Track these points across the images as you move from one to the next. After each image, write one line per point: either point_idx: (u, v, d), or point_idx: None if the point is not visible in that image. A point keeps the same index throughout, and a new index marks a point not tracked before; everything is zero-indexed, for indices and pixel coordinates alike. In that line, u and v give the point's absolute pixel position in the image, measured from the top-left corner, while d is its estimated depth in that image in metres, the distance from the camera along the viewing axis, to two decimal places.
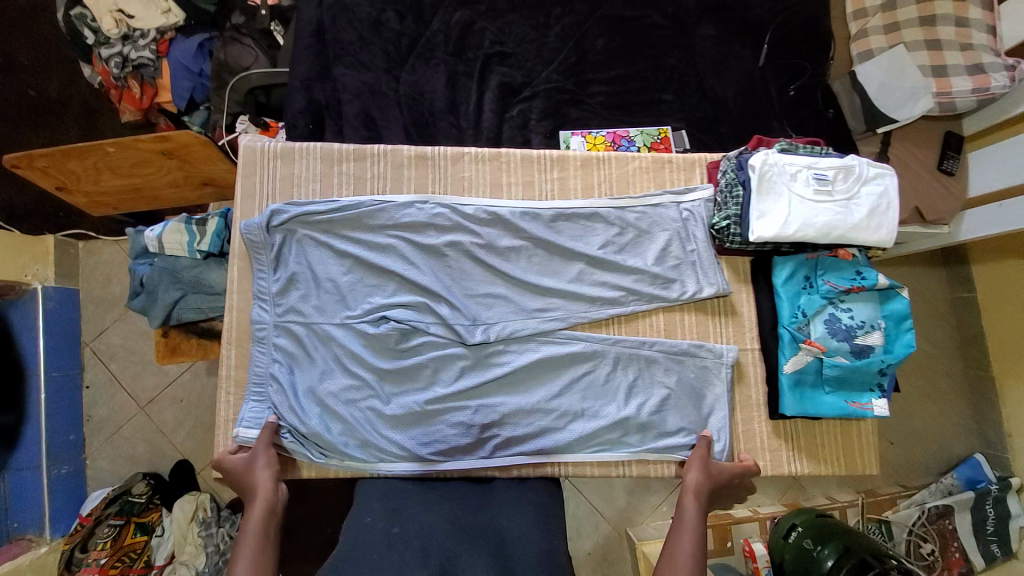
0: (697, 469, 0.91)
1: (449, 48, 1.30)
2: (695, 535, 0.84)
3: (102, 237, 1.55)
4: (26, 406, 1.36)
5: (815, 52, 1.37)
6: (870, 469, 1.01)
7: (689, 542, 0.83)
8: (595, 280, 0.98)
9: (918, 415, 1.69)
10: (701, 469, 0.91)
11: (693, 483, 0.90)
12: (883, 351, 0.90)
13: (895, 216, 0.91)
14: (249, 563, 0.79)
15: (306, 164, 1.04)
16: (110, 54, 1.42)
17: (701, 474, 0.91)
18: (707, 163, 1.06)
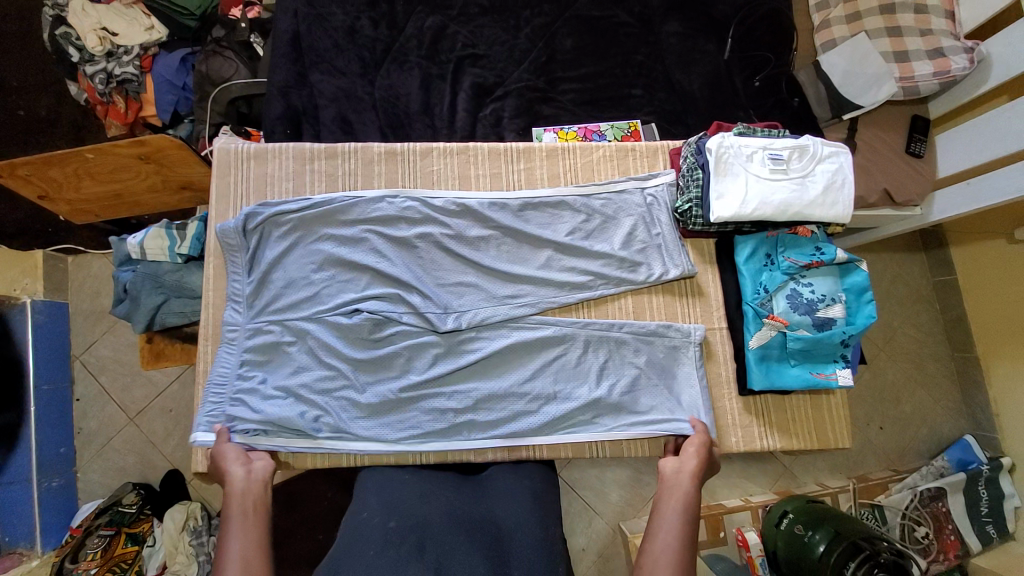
0: (696, 461, 0.92)
1: (422, 52, 1.34)
2: (686, 521, 0.83)
3: (91, 251, 1.57)
4: (26, 405, 1.36)
5: (779, 44, 1.41)
6: (842, 443, 1.05)
7: (678, 524, 0.83)
8: (563, 267, 1.01)
9: (906, 399, 1.69)
10: (699, 461, 0.92)
11: (692, 474, 0.90)
12: (844, 322, 0.95)
13: (850, 192, 0.96)
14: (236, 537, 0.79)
15: (278, 164, 1.08)
16: (95, 71, 1.46)
17: (699, 467, 0.91)
18: (669, 150, 1.12)
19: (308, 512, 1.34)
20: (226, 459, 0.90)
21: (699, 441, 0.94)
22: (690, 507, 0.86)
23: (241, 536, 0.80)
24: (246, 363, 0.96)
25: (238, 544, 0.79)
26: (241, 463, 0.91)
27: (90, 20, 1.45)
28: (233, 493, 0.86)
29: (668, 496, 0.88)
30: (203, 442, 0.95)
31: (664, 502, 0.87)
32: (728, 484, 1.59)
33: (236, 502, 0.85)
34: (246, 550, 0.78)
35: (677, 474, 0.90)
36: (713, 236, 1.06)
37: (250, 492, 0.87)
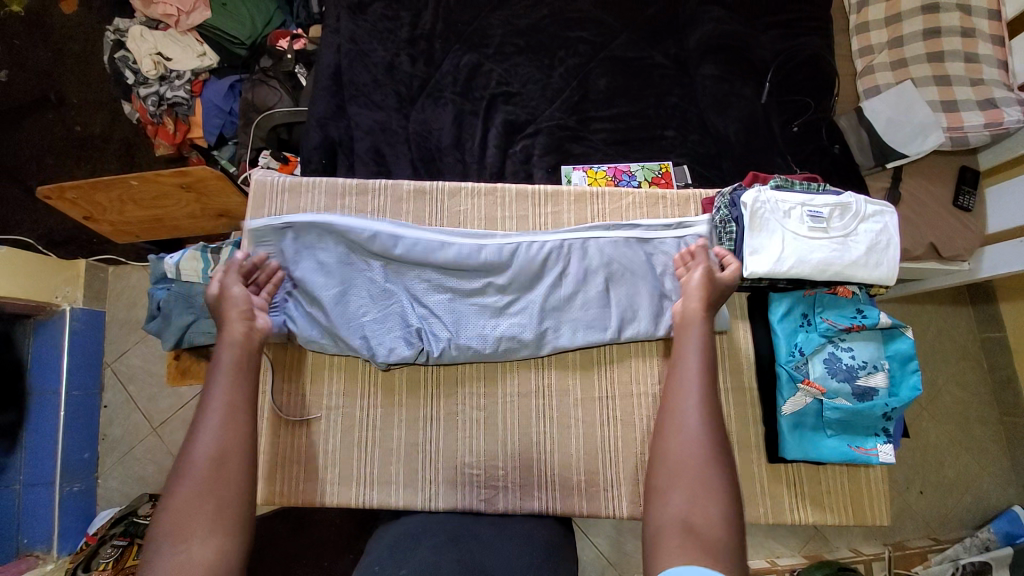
0: (701, 293, 0.88)
1: (457, 88, 1.36)
2: (705, 356, 0.81)
3: (130, 263, 1.63)
4: (26, 403, 1.37)
5: (820, 89, 1.37)
6: (882, 521, 0.98)
7: (697, 361, 0.80)
8: (591, 309, 1.00)
9: (949, 462, 1.56)
10: (705, 294, 0.88)
11: (697, 307, 0.86)
12: (887, 393, 0.90)
13: (895, 253, 0.93)
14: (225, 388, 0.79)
15: (311, 198, 1.10)
16: (148, 93, 1.54)
17: (706, 298, 0.87)
18: (702, 199, 1.10)
19: (318, 536, 1.33)
20: (229, 305, 0.87)
21: (696, 275, 0.89)
22: (706, 340, 0.82)
23: (228, 387, 0.79)
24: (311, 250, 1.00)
25: (224, 395, 0.78)
26: (245, 316, 0.87)
27: (147, 46, 1.54)
28: (228, 343, 0.84)
29: (683, 336, 0.84)
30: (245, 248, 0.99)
31: (680, 343, 0.84)
32: (752, 542, 1.46)
33: (228, 353, 0.83)
34: (232, 401, 0.78)
35: (685, 315, 0.87)
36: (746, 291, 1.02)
37: (246, 349, 0.84)
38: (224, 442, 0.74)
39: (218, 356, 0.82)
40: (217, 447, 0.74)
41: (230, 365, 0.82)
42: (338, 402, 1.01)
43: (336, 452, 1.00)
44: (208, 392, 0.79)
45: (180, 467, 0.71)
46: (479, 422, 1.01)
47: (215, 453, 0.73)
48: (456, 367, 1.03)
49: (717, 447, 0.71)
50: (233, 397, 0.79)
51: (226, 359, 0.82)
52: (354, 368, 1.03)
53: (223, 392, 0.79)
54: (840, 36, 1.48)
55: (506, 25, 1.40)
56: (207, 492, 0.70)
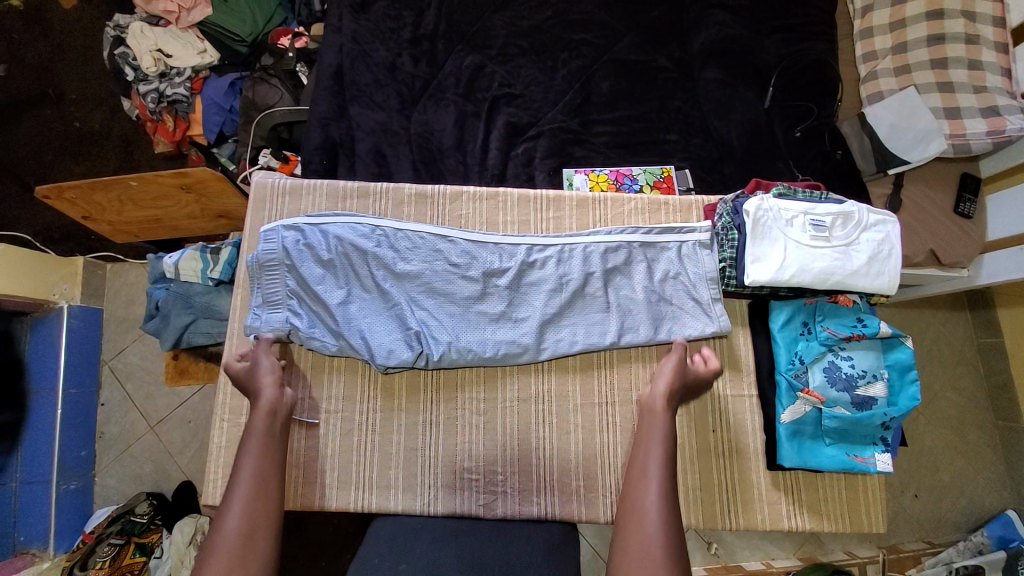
0: (670, 381, 0.94)
1: (459, 89, 1.36)
2: (666, 445, 0.88)
3: (130, 260, 1.63)
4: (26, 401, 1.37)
5: (823, 94, 1.37)
6: (878, 529, 0.99)
7: (659, 452, 0.87)
8: (590, 313, 1.00)
9: (943, 467, 1.57)
10: (674, 383, 0.94)
11: (663, 394, 0.92)
12: (886, 403, 0.90)
13: (897, 262, 0.93)
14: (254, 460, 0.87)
15: (312, 200, 1.10)
16: (148, 90, 1.52)
17: (675, 388, 0.93)
18: (704, 205, 1.10)
19: (315, 536, 1.34)
20: (261, 373, 0.94)
21: (668, 364, 0.95)
22: (668, 429, 0.90)
23: (258, 458, 0.87)
24: (316, 256, 0.99)
25: (254, 467, 0.86)
26: (275, 383, 0.95)
27: (147, 42, 1.53)
28: (260, 412, 0.91)
29: (649, 423, 0.92)
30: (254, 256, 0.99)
31: (645, 429, 0.91)
32: (748, 545, 1.47)
33: (260, 423, 0.90)
34: (262, 473, 0.86)
35: (652, 400, 0.93)
36: (747, 298, 1.04)
37: (277, 419, 0.92)
38: (253, 518, 0.82)
39: (251, 428, 0.90)
40: (246, 520, 0.82)
41: (259, 435, 0.90)
42: (336, 406, 1.01)
43: (333, 456, 1.00)
44: (239, 464, 0.87)
45: (212, 539, 0.79)
46: (479, 426, 1.01)
47: (243, 528, 0.81)
48: (456, 371, 1.03)
49: (670, 538, 0.79)
50: (262, 468, 0.87)
51: (256, 429, 0.90)
52: (354, 371, 1.03)
53: (252, 462, 0.87)
54: (844, 41, 1.47)
55: (509, 26, 1.40)
56: (236, 567, 0.77)
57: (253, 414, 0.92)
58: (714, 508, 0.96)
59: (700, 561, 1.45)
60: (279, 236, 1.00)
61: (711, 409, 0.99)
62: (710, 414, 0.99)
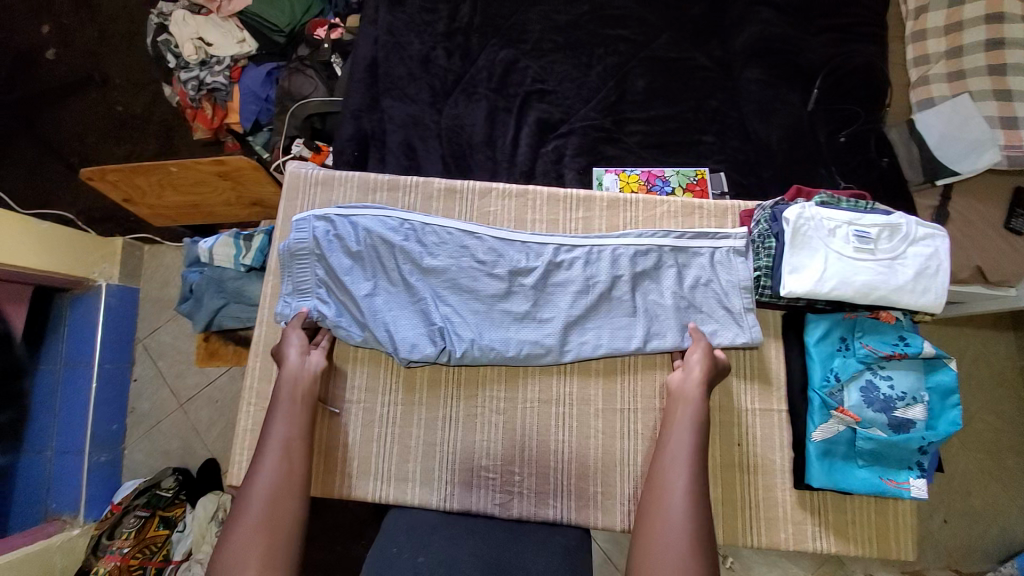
0: (703, 371, 0.92)
1: (491, 84, 1.35)
2: (698, 433, 0.88)
3: (166, 243, 1.68)
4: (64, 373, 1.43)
5: (870, 99, 1.31)
6: (907, 556, 0.95)
7: (691, 440, 0.88)
8: (617, 318, 0.98)
9: (977, 492, 1.49)
10: (706, 373, 0.92)
11: (699, 385, 0.91)
12: (925, 427, 0.86)
13: (945, 279, 0.89)
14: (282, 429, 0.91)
15: (343, 192, 1.11)
16: (189, 78, 1.57)
17: (708, 378, 0.92)
18: (740, 210, 1.07)
19: (331, 520, 1.36)
20: (289, 345, 0.96)
21: (697, 355, 0.93)
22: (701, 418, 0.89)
23: (286, 425, 0.92)
24: (346, 247, 1.00)
25: (282, 434, 0.91)
26: (302, 353, 0.97)
27: (189, 30, 1.56)
28: (285, 382, 0.95)
29: (679, 410, 0.91)
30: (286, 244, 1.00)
31: (677, 417, 0.90)
32: (765, 560, 1.43)
33: (286, 391, 0.94)
34: (289, 440, 0.91)
35: (683, 388, 0.92)
36: (782, 309, 1.00)
37: (303, 386, 0.95)
38: (279, 483, 0.87)
39: (280, 395, 0.94)
40: (274, 483, 0.87)
41: (286, 403, 0.93)
42: (359, 396, 1.02)
43: (354, 446, 1.01)
44: (268, 432, 0.92)
45: (242, 501, 0.85)
46: (498, 424, 1.00)
47: (270, 490, 0.86)
48: (477, 368, 1.03)
49: (698, 528, 0.80)
50: (289, 437, 0.92)
51: (283, 398, 0.94)
52: (378, 363, 1.03)
53: (281, 430, 0.92)
54: (895, 43, 1.39)
55: (545, 20, 1.38)
56: (263, 529, 0.83)
57: (279, 382, 0.95)
58: (736, 523, 0.94)
59: None
60: (310, 226, 1.01)
61: (739, 422, 0.97)
62: (737, 427, 0.97)
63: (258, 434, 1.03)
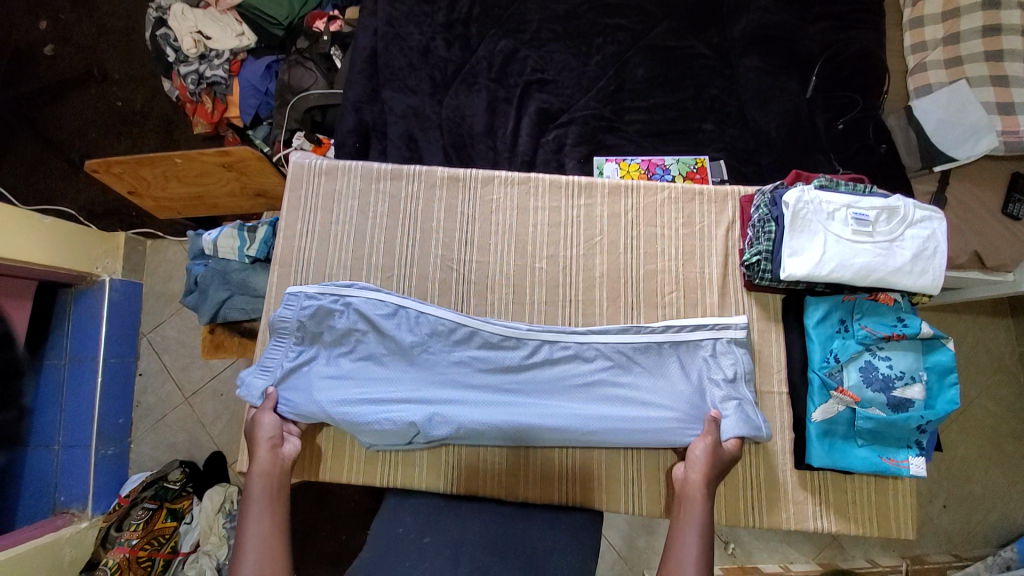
0: (706, 468, 0.90)
1: (491, 74, 1.35)
2: (703, 534, 0.84)
3: (168, 237, 1.68)
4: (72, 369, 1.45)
5: (867, 86, 1.32)
6: (907, 535, 0.97)
7: (697, 542, 0.84)
8: (614, 411, 0.97)
9: (975, 477, 1.50)
10: (709, 468, 0.90)
11: (703, 483, 0.88)
12: (923, 406, 0.87)
13: (942, 261, 0.90)
14: (258, 518, 0.86)
15: (346, 181, 1.11)
16: (188, 72, 1.57)
17: (710, 473, 0.90)
18: (740, 196, 1.07)
19: (337, 509, 1.38)
20: (259, 438, 0.93)
21: (700, 448, 0.91)
22: (706, 517, 0.86)
23: (260, 521, 0.86)
24: (333, 328, 0.99)
25: (259, 532, 0.84)
26: (272, 445, 0.93)
27: (189, 24, 1.55)
28: (254, 476, 0.90)
29: (685, 510, 0.88)
30: (279, 317, 0.98)
31: (680, 518, 0.87)
32: (765, 546, 1.44)
33: (258, 486, 0.90)
34: (268, 535, 0.85)
35: (687, 485, 0.89)
36: (782, 292, 1.01)
37: (275, 476, 0.92)
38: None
39: (251, 490, 0.89)
40: None
41: (261, 492, 0.89)
42: None
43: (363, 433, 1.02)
44: (244, 527, 0.85)
45: None
46: None
47: None
48: None
49: None
50: (267, 527, 0.86)
51: (258, 490, 0.89)
52: None
53: (260, 524, 0.86)
54: (892, 30, 1.40)
55: (544, 10, 1.37)
56: None
57: (250, 476, 0.91)
58: (739, 503, 0.96)
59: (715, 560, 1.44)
60: (298, 297, 0.99)
61: None
62: None
63: None
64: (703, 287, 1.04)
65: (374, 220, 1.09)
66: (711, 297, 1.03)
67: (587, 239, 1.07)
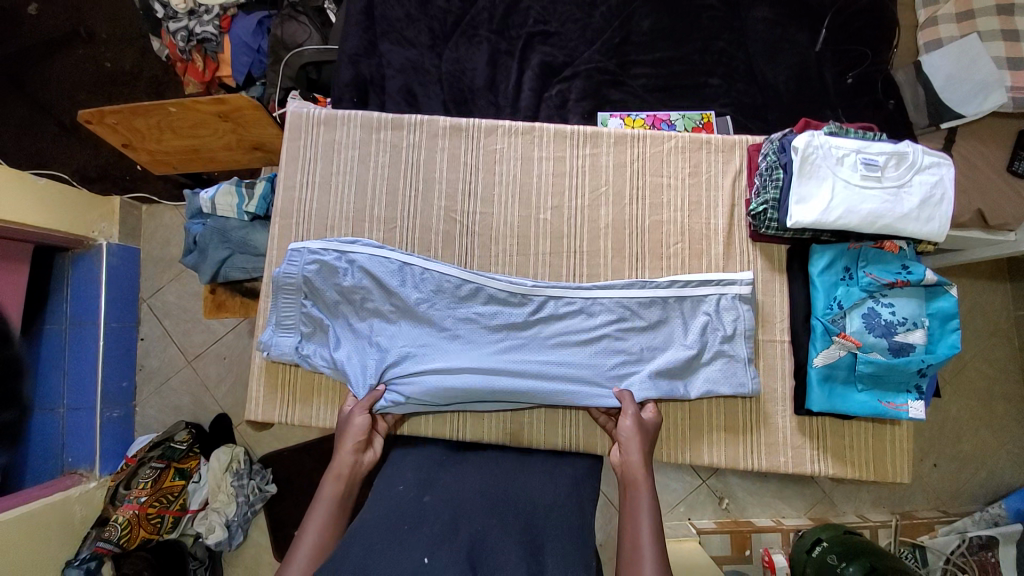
0: (639, 444, 0.89)
1: (492, 26, 1.31)
2: (654, 516, 0.81)
3: (163, 202, 1.66)
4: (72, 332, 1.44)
5: (878, 39, 1.28)
6: (901, 478, 1.00)
7: (650, 526, 0.80)
8: (621, 366, 0.98)
9: (967, 437, 1.54)
10: (641, 444, 0.89)
11: (640, 462, 0.87)
12: (924, 350, 0.89)
13: (949, 208, 0.89)
14: (318, 521, 0.81)
15: (346, 131, 1.09)
16: (178, 28, 1.50)
17: (643, 448, 0.89)
18: (748, 145, 1.06)
19: None
20: (350, 433, 0.92)
21: (628, 424, 0.90)
22: (650, 497, 0.83)
23: (322, 526, 0.81)
24: (339, 285, 0.99)
25: (315, 537, 0.79)
26: (358, 446, 0.92)
27: None
28: (334, 475, 0.88)
29: (632, 495, 0.85)
30: (283, 273, 0.99)
31: (630, 503, 0.84)
32: (759, 501, 1.48)
33: (331, 488, 0.86)
34: (321, 543, 0.79)
35: (627, 469, 0.87)
36: (787, 243, 1.02)
37: (347, 480, 0.88)
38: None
39: (321, 490, 0.86)
40: None
41: (330, 496, 0.85)
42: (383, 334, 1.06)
43: None
44: (302, 529, 0.81)
45: None
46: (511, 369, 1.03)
47: None
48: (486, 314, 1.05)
49: None
50: (323, 536, 0.80)
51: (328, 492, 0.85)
52: None
53: (316, 528, 0.81)
54: None
55: None
56: None
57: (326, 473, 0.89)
58: (739, 449, 0.99)
59: (710, 514, 1.48)
60: (298, 254, 0.99)
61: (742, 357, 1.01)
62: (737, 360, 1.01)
63: (267, 367, 1.06)
64: (708, 238, 1.03)
65: (378, 170, 1.07)
66: (715, 247, 1.03)
67: (592, 190, 1.06)
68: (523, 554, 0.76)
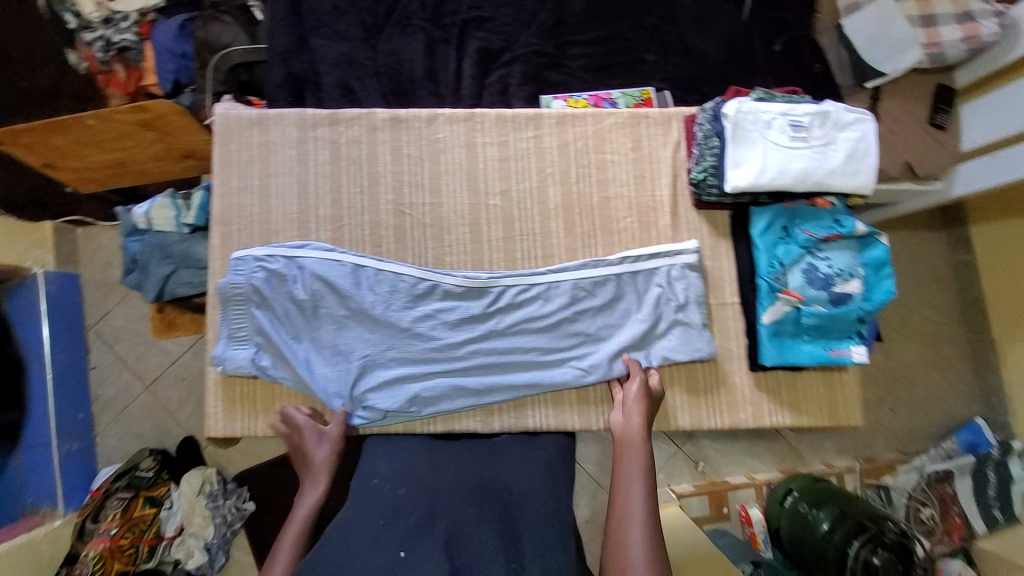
0: (640, 408, 0.95)
1: (425, 14, 1.29)
2: (648, 478, 0.90)
3: (100, 223, 1.57)
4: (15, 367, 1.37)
5: (799, 5, 1.33)
6: (854, 421, 1.06)
7: (643, 488, 0.89)
8: (583, 346, 1.01)
9: (917, 379, 1.64)
10: (643, 408, 0.95)
11: (640, 426, 0.94)
12: (861, 298, 0.94)
13: (873, 160, 0.94)
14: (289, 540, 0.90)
15: (280, 131, 1.06)
16: (94, 38, 1.45)
17: (645, 412, 0.95)
18: (684, 117, 1.09)
19: None
20: (312, 447, 0.98)
21: (636, 390, 0.96)
22: (647, 461, 0.91)
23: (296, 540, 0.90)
24: (290, 293, 0.97)
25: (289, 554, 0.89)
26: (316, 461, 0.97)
27: None
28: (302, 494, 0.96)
29: (628, 457, 0.93)
30: (230, 284, 0.97)
31: (625, 463, 0.92)
32: (733, 460, 1.54)
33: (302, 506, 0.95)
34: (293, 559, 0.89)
35: (627, 430, 0.95)
36: (729, 208, 1.05)
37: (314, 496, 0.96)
38: None
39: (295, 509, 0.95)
40: None
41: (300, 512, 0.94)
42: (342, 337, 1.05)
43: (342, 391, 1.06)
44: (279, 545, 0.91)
45: None
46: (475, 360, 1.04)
47: None
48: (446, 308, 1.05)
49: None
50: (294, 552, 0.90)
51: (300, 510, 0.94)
52: None
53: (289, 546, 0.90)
54: None
55: None
56: None
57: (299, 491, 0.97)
58: (704, 407, 1.02)
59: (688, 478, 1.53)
60: (244, 264, 0.97)
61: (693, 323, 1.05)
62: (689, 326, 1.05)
63: (224, 380, 1.03)
64: (655, 209, 1.06)
65: (318, 169, 1.05)
66: (662, 218, 1.06)
67: (540, 172, 1.07)
68: (498, 536, 0.77)
